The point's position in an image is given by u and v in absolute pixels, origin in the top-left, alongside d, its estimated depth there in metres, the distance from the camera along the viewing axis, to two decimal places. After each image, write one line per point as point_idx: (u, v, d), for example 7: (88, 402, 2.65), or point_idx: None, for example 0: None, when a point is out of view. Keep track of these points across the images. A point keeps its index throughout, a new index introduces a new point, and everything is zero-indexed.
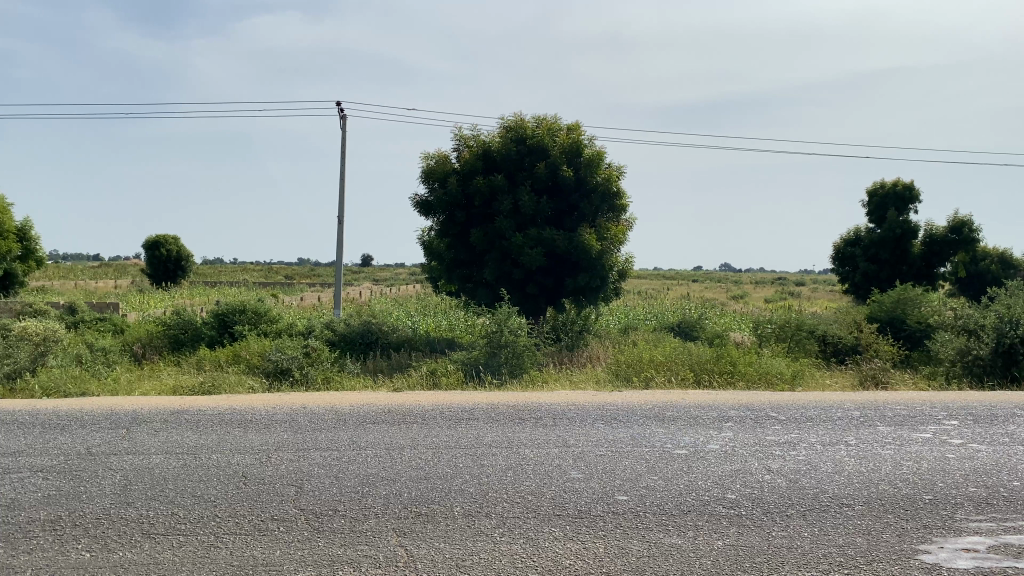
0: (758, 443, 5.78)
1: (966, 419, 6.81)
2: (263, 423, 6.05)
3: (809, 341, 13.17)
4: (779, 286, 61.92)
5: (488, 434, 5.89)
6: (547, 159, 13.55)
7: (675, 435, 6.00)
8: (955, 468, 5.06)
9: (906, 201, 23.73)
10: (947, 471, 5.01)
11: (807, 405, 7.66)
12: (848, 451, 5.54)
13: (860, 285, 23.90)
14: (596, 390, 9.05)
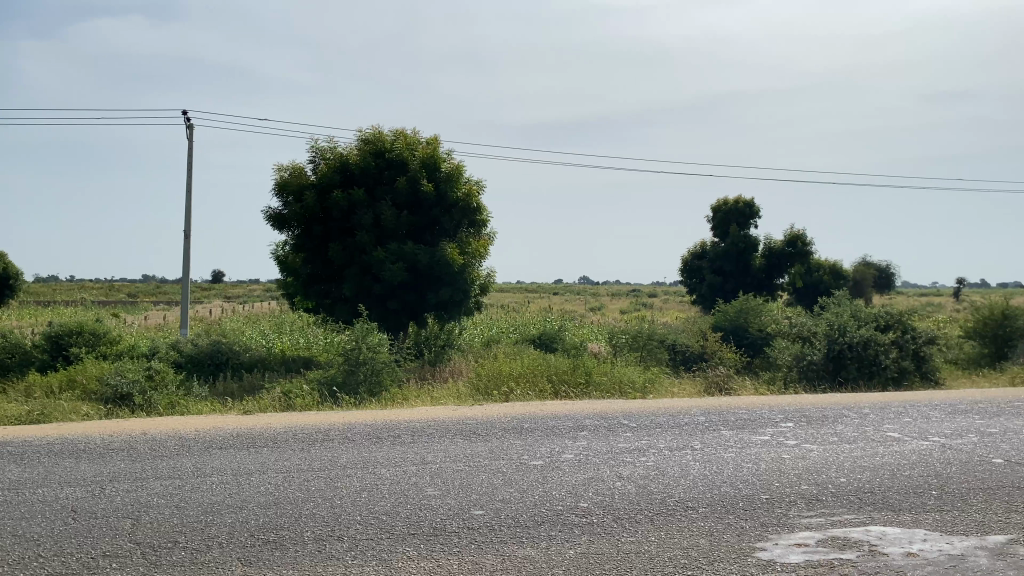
0: (911, 537, 6.38)
1: (800, 421, 11.67)
2: (452, 534, 6.07)
3: (660, 351, 19.27)
4: (636, 296, 66.01)
5: (683, 540, 6.17)
6: (407, 174, 14.89)
7: (832, 532, 6.49)
8: None
9: (745, 215, 31.05)
10: None
11: (878, 476, 8.51)
12: (994, 543, 6.25)
13: (709, 294, 30.87)
14: (660, 448, 9.54)
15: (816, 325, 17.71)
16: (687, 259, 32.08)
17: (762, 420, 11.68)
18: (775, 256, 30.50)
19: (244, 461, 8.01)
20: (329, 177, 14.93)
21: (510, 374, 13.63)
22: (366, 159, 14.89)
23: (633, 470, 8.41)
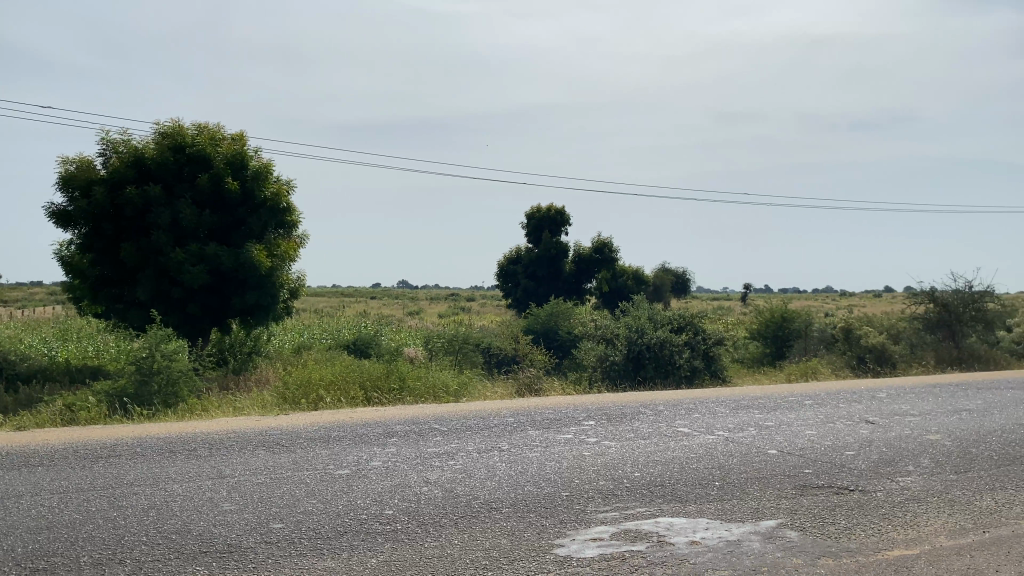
0: (691, 526, 6.81)
1: (602, 419, 12.17)
2: (247, 550, 5.75)
3: (473, 354, 19.55)
4: (452, 301, 66.59)
5: (485, 541, 6.21)
6: (210, 172, 14.08)
7: (622, 526, 6.78)
8: (850, 538, 6.55)
9: (557, 223, 32.13)
10: (848, 540, 6.49)
11: (669, 470, 9.01)
12: (763, 528, 6.80)
13: (523, 298, 31.59)
14: (467, 451, 9.58)
15: (619, 327, 18.56)
16: (503, 265, 32.72)
17: (566, 420, 12.05)
18: (584, 262, 31.80)
19: (13, 483, 7.19)
20: (121, 170, 13.80)
21: (320, 380, 13.19)
22: (164, 154, 13.90)
23: (440, 474, 8.38)
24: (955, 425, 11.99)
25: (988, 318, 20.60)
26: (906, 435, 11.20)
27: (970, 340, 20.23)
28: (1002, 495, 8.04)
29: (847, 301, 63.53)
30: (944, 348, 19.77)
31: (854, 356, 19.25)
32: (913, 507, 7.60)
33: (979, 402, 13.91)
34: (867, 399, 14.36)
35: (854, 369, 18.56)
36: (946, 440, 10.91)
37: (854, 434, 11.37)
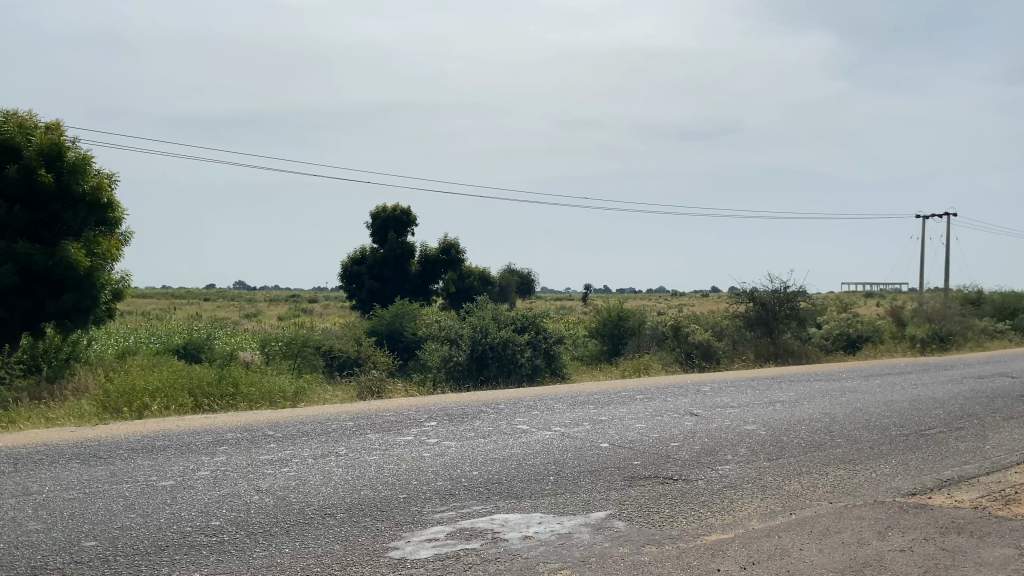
0: (526, 521, 6.92)
1: (443, 420, 12.16)
2: (54, 572, 5.30)
3: (314, 357, 19.03)
4: (293, 302, 64.58)
5: (318, 548, 6.04)
6: (19, 162, 12.89)
7: (459, 524, 6.80)
8: (672, 525, 6.90)
9: (402, 223, 31.87)
10: (670, 527, 6.82)
11: (506, 467, 9.13)
12: (593, 520, 7.02)
13: (367, 299, 31.07)
14: (303, 457, 9.30)
15: (462, 328, 18.65)
16: (345, 264, 31.99)
17: (407, 421, 11.96)
18: (429, 262, 31.74)
19: None
20: None
21: (146, 387, 12.39)
22: None
23: (272, 482, 8.07)
24: (770, 415, 12.89)
25: (800, 316, 22.35)
26: (726, 426, 11.92)
27: (784, 336, 21.86)
28: (807, 478, 8.72)
29: (677, 300, 66.97)
30: (762, 344, 21.25)
31: (683, 352, 20.33)
32: (729, 493, 8.10)
33: (791, 394, 15.05)
34: (694, 393, 15.19)
35: (683, 364, 19.59)
36: (760, 429, 11.71)
37: (680, 426, 11.98)
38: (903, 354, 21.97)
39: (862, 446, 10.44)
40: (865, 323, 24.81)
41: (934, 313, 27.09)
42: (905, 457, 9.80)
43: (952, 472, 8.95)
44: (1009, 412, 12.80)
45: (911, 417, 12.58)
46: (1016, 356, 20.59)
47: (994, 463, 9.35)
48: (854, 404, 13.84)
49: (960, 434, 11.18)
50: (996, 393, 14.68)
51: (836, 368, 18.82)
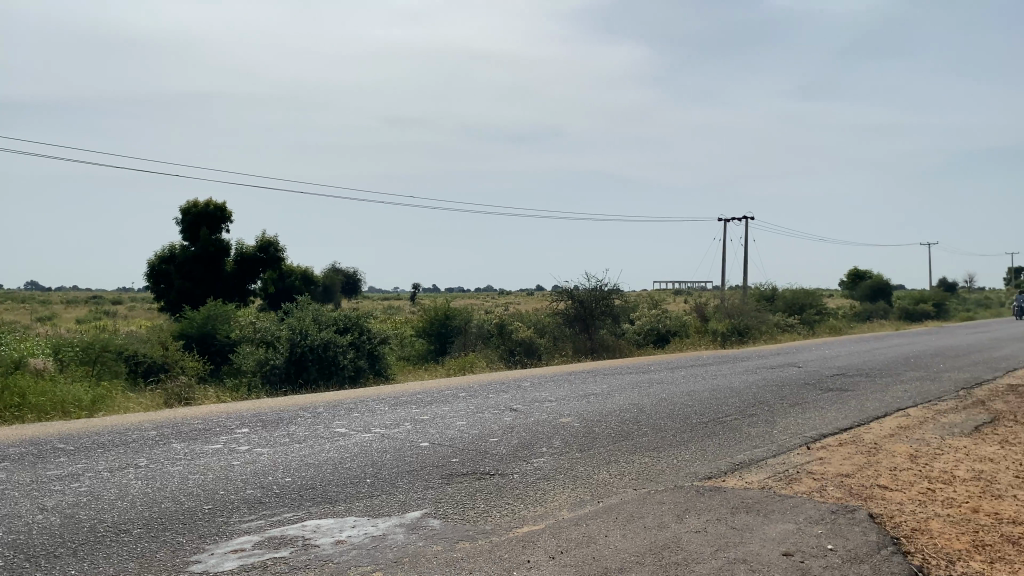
0: (339, 526, 6.75)
1: (256, 426, 11.66)
2: None
3: (115, 364, 17.68)
4: (94, 305, 59.80)
5: (109, 568, 5.58)
6: None
7: (268, 533, 6.53)
8: (486, 519, 6.97)
9: (217, 220, 30.35)
10: (484, 522, 6.89)
11: (321, 471, 8.88)
12: (408, 520, 6.96)
13: (176, 299, 29.25)
14: (96, 471, 8.59)
15: (280, 330, 17.97)
16: (151, 262, 29.92)
17: (217, 429, 11.36)
18: (246, 261, 30.42)
19: None
20: None
21: None
22: None
23: (58, 500, 7.38)
24: (585, 408, 13.37)
25: (614, 313, 23.37)
26: (542, 420, 12.23)
27: (600, 332, 22.77)
28: (615, 467, 9.10)
29: (501, 299, 68.15)
30: (580, 340, 22.03)
31: (505, 349, 20.67)
32: (543, 485, 8.30)
33: (605, 387, 15.70)
34: (513, 389, 15.48)
35: (505, 361, 19.93)
36: (574, 422, 12.11)
37: (499, 422, 12.17)
38: (707, 346, 23.50)
39: (665, 435, 11.03)
40: (674, 319, 26.32)
41: (734, 308, 29.20)
42: (704, 443, 10.47)
43: (744, 455, 9.66)
44: (795, 399, 14.00)
45: (711, 405, 13.47)
46: (803, 348, 22.59)
47: (780, 445, 10.19)
48: (661, 395, 14.64)
49: (752, 420, 12.10)
50: (784, 381, 16.03)
51: (647, 361, 19.82)
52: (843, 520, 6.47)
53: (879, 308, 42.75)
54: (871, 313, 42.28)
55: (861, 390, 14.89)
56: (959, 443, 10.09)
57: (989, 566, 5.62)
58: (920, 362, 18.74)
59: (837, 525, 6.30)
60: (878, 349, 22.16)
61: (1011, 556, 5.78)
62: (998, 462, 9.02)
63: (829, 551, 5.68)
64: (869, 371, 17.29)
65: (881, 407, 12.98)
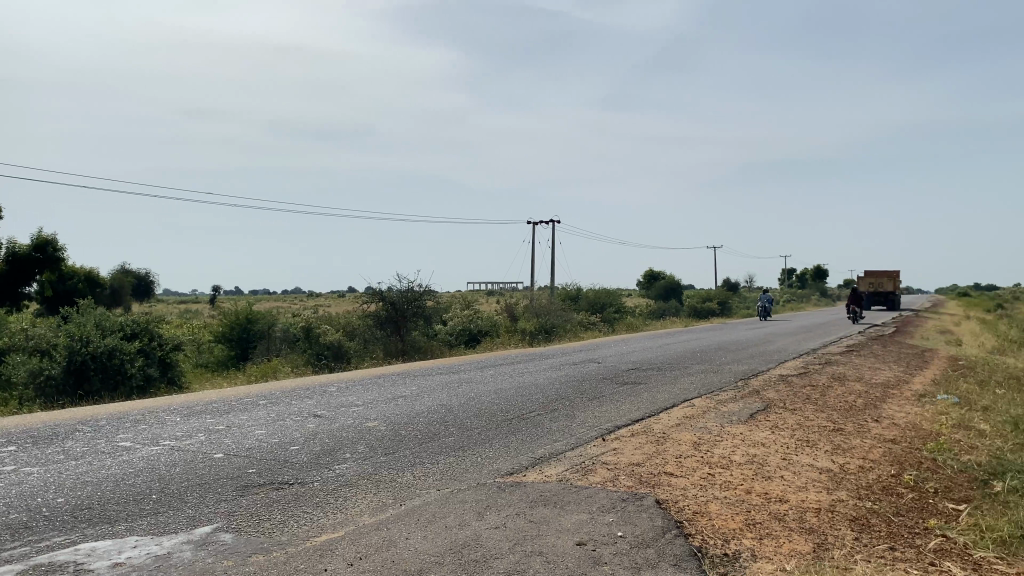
0: (117, 547, 6.21)
1: (24, 444, 10.53)
2: None
3: None
4: None
5: None
6: None
7: (32, 561, 5.88)
8: (284, 529, 6.71)
9: None
10: (281, 531, 6.59)
11: (100, 490, 8.15)
12: (197, 536, 6.52)
13: None
14: None
15: (57, 337, 16.38)
16: None
17: None
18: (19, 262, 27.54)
19: None
20: None
21: None
22: None
23: None
24: (391, 411, 13.21)
25: (424, 314, 23.36)
26: (347, 425, 11.94)
27: (410, 333, 22.67)
28: (419, 468, 9.04)
29: (310, 302, 66.25)
30: (390, 342, 21.81)
31: (313, 353, 20.04)
32: (344, 492, 8.08)
33: (413, 388, 15.61)
34: (318, 395, 15.03)
35: (311, 364, 19.33)
36: (379, 425, 11.92)
37: (302, 429, 11.75)
38: (515, 344, 24.05)
39: (470, 433, 11.11)
40: (484, 319, 26.70)
41: (541, 307, 30.11)
42: (507, 440, 10.63)
43: (544, 450, 9.91)
44: (594, 393, 14.58)
45: (516, 402, 13.74)
46: (604, 344, 23.66)
47: (579, 439, 10.55)
48: (467, 394, 14.76)
49: (553, 415, 12.45)
50: (585, 377, 16.68)
51: (456, 361, 19.96)
52: (632, 507, 6.78)
53: (672, 306, 45.69)
54: (666, 311, 45.07)
55: (655, 383, 15.79)
56: (737, 429, 10.93)
57: (760, 542, 5.77)
58: (707, 356, 20.18)
59: (627, 512, 6.57)
60: (670, 345, 23.61)
61: (776, 531, 6.01)
62: (768, 446, 9.88)
63: (618, 538, 5.80)
64: (661, 365, 18.37)
65: (672, 399, 13.82)
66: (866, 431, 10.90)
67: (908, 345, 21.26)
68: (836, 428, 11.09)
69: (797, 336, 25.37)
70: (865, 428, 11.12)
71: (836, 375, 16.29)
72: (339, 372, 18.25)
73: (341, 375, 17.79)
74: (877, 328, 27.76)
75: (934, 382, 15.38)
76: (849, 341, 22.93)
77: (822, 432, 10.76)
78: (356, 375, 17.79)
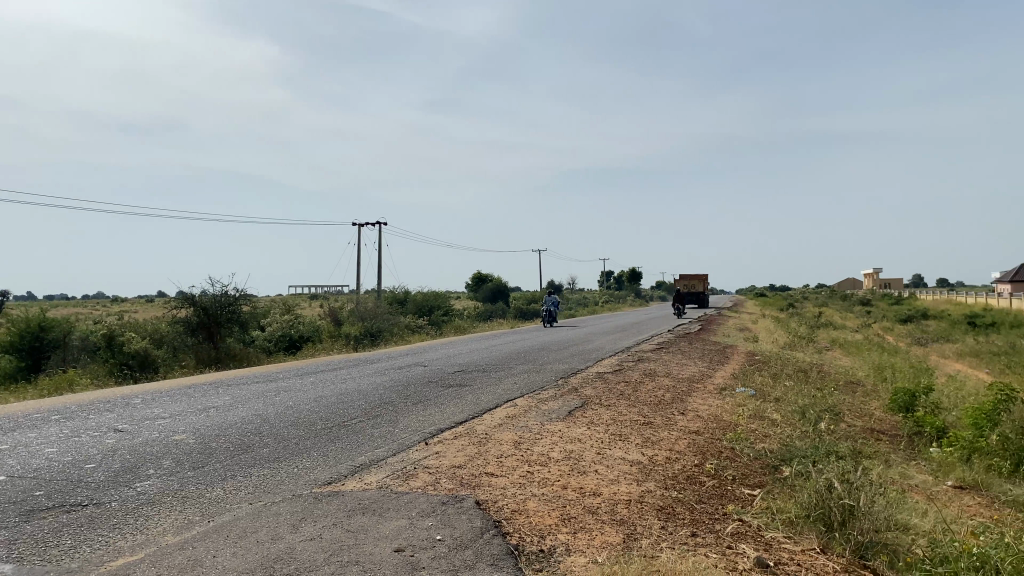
0: None
1: None
2: None
3: None
4: None
5: None
6: None
7: None
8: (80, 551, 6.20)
9: None
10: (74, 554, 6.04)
11: None
12: None
13: None
14: None
15: None
16: None
17: None
18: None
19: None
20: None
21: None
22: None
23: None
24: (202, 422, 12.46)
25: (241, 319, 22.31)
26: (151, 439, 11.16)
27: (225, 340, 21.58)
28: (230, 482, 8.57)
29: (115, 310, 61.62)
30: (204, 349, 20.64)
31: (116, 363, 18.63)
32: (147, 510, 7.50)
33: (228, 398, 14.85)
34: (120, 408, 13.94)
35: (113, 375, 17.91)
36: (188, 438, 11.24)
37: (98, 446, 10.85)
38: (338, 349, 23.49)
39: (287, 443, 10.70)
40: (306, 324, 25.92)
41: (365, 312, 29.62)
42: (326, 449, 10.31)
43: (364, 457, 9.69)
44: (418, 397, 14.50)
45: (337, 410, 13.37)
46: (430, 347, 23.62)
47: (400, 444, 10.42)
48: (286, 402, 14.23)
49: (374, 421, 12.24)
50: (409, 381, 16.54)
51: (275, 368, 19.20)
52: (453, 510, 5.82)
53: (498, 309, 46.42)
54: (493, 313, 45.72)
55: (478, 384, 15.93)
56: (555, 427, 11.21)
57: (573, 537, 5.38)
58: (529, 357, 20.64)
59: (445, 516, 5.62)
60: (495, 346, 23.95)
61: (590, 526, 5.61)
62: (584, 442, 10.19)
63: (436, 542, 4.99)
64: (485, 367, 18.57)
65: (494, 400, 13.96)
66: (672, 424, 11.51)
67: (713, 342, 22.76)
68: (646, 421, 11.65)
69: (613, 335, 26.51)
70: (672, 421, 11.74)
71: (647, 371, 17.12)
72: (145, 383, 17.06)
73: (145, 387, 16.64)
74: (685, 326, 29.53)
75: (734, 376, 16.52)
76: (660, 338, 24.22)
77: (633, 426, 11.26)
78: (163, 386, 16.72)
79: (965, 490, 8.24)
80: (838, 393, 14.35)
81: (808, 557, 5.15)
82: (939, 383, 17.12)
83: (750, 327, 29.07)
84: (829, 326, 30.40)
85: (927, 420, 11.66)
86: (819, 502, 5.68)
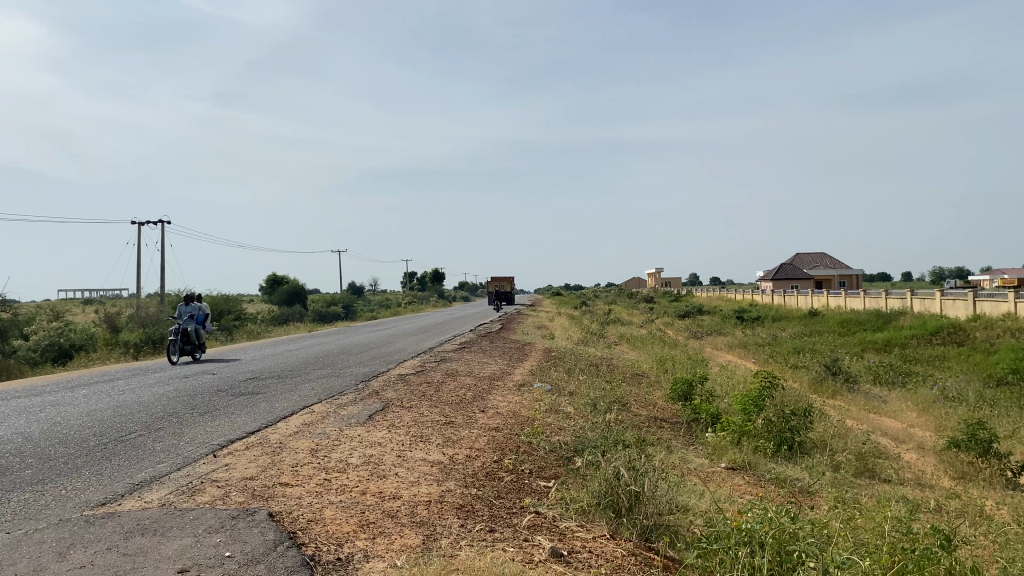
0: None
1: None
2: None
3: None
4: None
5: None
6: None
7: None
8: None
9: None
10: None
11: None
12: None
13: None
14: None
15: None
16: None
17: None
18: None
19: None
20: None
21: None
22: None
23: None
24: None
25: None
26: None
27: None
28: None
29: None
30: None
31: None
32: None
33: None
34: None
35: None
36: None
37: None
38: (115, 358, 21.63)
39: (53, 464, 9.66)
40: (77, 332, 23.67)
41: (147, 318, 27.53)
42: (100, 467, 9.42)
43: (144, 474, 8.94)
44: (206, 407, 13.65)
45: (113, 424, 12.27)
46: (220, 354, 22.35)
47: (186, 458, 9.74)
48: (52, 419, 12.87)
49: (155, 435, 11.35)
50: (196, 390, 15.54)
51: (41, 381, 17.34)
52: (243, 524, 5.50)
53: (295, 311, 44.92)
54: (290, 316, 44.13)
55: (273, 391, 15.27)
56: (353, 432, 10.95)
57: (373, 542, 5.25)
58: (327, 361, 20.08)
59: (236, 530, 5.31)
60: (291, 351, 23.09)
61: (390, 529, 5.52)
62: (384, 445, 10.05)
63: (225, 559, 4.67)
64: (280, 373, 17.84)
65: (290, 407, 13.42)
66: (472, 422, 11.61)
67: (511, 341, 23.31)
68: (446, 421, 11.68)
69: (413, 337, 26.45)
70: (473, 419, 11.85)
71: (448, 371, 17.22)
72: None
73: None
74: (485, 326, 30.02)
75: (531, 372, 17.01)
76: (459, 339, 24.44)
77: (433, 426, 11.25)
78: None
79: (736, 469, 8.95)
80: (626, 385, 15.16)
81: (599, 543, 5.36)
82: (712, 373, 18.57)
83: (545, 325, 30.09)
84: (618, 323, 32.14)
85: (704, 407, 12.57)
86: (608, 490, 5.91)
